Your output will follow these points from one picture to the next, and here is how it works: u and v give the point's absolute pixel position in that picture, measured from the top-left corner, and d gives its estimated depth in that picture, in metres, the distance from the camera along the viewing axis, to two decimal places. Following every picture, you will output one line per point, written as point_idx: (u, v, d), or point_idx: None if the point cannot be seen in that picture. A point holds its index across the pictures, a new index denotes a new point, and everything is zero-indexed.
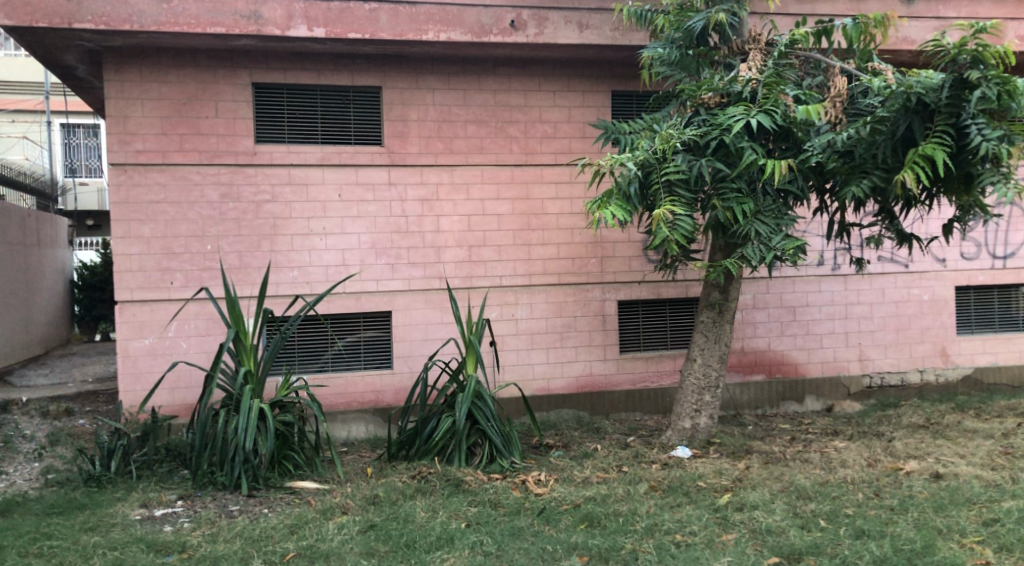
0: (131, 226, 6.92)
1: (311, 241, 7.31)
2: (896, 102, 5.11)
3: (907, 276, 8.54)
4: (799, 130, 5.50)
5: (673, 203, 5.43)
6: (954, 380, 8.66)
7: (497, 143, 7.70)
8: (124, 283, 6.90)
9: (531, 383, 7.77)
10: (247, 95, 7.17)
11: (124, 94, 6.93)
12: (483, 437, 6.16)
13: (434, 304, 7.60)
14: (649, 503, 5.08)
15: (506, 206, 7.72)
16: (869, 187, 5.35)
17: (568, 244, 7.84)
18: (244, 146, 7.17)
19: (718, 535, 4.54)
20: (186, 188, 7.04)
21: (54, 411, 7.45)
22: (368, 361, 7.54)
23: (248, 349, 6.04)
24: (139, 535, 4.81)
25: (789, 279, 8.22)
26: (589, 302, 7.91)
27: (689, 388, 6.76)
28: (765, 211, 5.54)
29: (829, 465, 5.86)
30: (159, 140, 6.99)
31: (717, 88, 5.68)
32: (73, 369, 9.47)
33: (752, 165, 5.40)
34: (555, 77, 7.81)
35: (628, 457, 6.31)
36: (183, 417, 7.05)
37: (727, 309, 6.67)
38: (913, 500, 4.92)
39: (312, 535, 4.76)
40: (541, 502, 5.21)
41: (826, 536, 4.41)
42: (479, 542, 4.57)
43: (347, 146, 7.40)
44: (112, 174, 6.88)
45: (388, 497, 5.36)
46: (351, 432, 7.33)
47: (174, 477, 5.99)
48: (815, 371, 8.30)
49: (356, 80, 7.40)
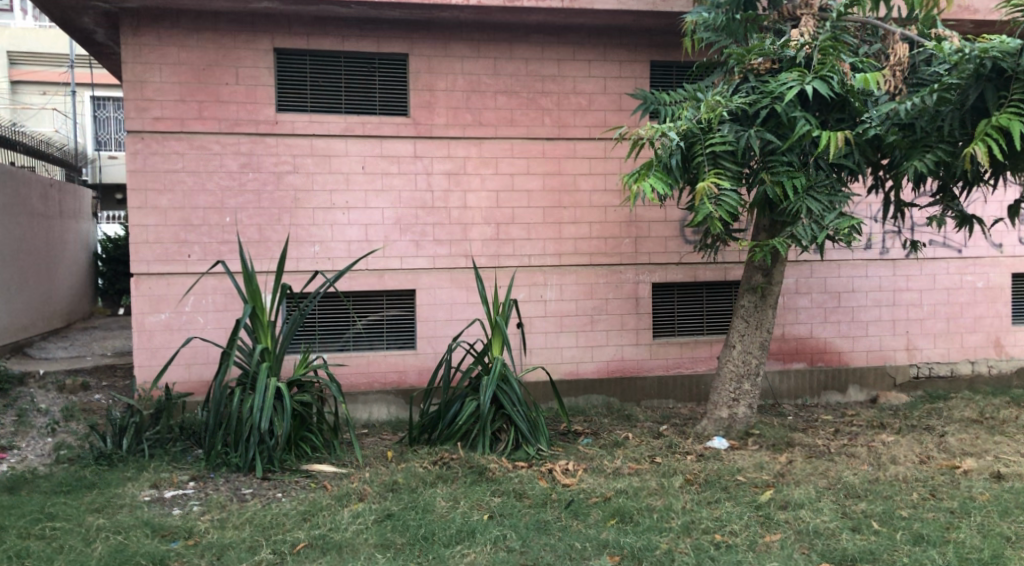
0: (148, 195, 6.69)
1: (332, 215, 7.02)
2: (967, 68, 4.68)
3: (960, 261, 8.05)
4: (856, 99, 5.07)
5: (718, 176, 5.06)
6: (1008, 373, 8.17)
7: (528, 116, 7.33)
8: (140, 255, 6.68)
9: (559, 367, 7.45)
10: (268, 61, 6.87)
11: (142, 59, 6.66)
12: (509, 423, 5.85)
13: (460, 283, 7.29)
14: (685, 498, 4.74)
15: (535, 182, 7.36)
16: (933, 162, 4.90)
17: (601, 222, 7.47)
18: (265, 114, 6.88)
19: (762, 536, 4.19)
20: (204, 157, 6.78)
21: (70, 385, 7.30)
22: (390, 340, 7.27)
23: (265, 325, 5.76)
24: (146, 518, 4.59)
25: (834, 263, 7.77)
26: (622, 285, 7.54)
27: (726, 375, 6.38)
28: (818, 187, 5.14)
29: (878, 461, 5.45)
30: (178, 107, 6.73)
31: (769, 53, 5.27)
32: (93, 343, 9.37)
33: (805, 137, 4.99)
34: (591, 45, 7.41)
35: (661, 447, 5.96)
36: (200, 395, 6.84)
37: (771, 294, 6.27)
38: (975, 503, 4.51)
39: (326, 523, 4.49)
40: (568, 493, 4.89)
41: (882, 541, 4.03)
42: (503, 537, 4.26)
43: (372, 117, 7.07)
44: (129, 142, 6.64)
45: (407, 485, 5.08)
46: (372, 413, 7.07)
47: (187, 457, 5.77)
48: (859, 360, 7.86)
49: (382, 47, 7.06)
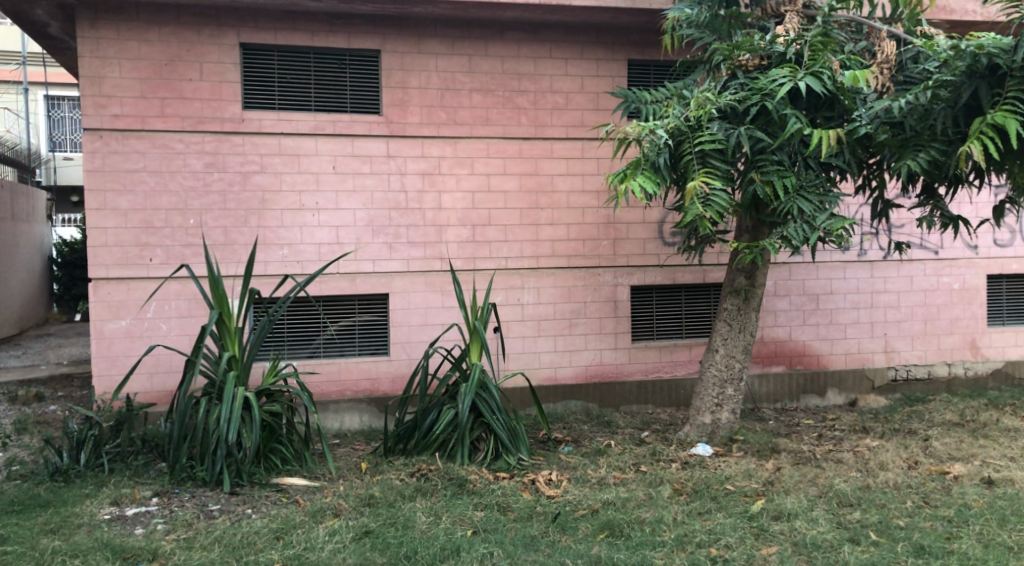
0: (107, 196, 6.35)
1: (302, 216, 6.75)
2: (961, 64, 4.70)
3: (937, 263, 8.05)
4: (846, 97, 5.00)
5: (707, 175, 4.95)
6: (984, 374, 8.18)
7: (504, 115, 7.13)
8: (98, 259, 6.34)
9: (537, 372, 7.25)
10: (234, 56, 6.58)
11: (99, 53, 6.33)
12: (488, 431, 5.64)
13: (435, 287, 7.06)
14: (675, 509, 4.58)
15: (512, 182, 7.17)
16: (926, 161, 4.90)
17: (579, 224, 7.31)
18: (230, 112, 6.58)
19: (758, 549, 4.05)
20: (167, 156, 6.47)
21: (23, 397, 6.96)
22: (362, 347, 7.01)
23: (233, 331, 5.48)
24: (106, 539, 4.28)
25: (812, 265, 7.71)
26: (600, 287, 7.38)
27: (709, 380, 6.24)
28: (808, 187, 5.06)
29: (867, 467, 5.36)
30: (138, 104, 6.41)
31: (758, 49, 5.19)
32: (48, 351, 8.98)
33: (795, 136, 4.90)
34: (568, 43, 7.24)
35: (645, 454, 5.80)
36: (162, 406, 6.52)
37: (754, 296, 6.16)
38: (972, 511, 4.43)
39: (300, 542, 4.24)
40: (554, 506, 4.70)
41: (883, 554, 3.92)
42: (489, 555, 4.05)
43: (342, 115, 6.81)
44: (86, 140, 6.30)
45: (385, 498, 4.84)
46: (344, 423, 6.80)
47: (150, 471, 5.46)
48: (838, 363, 7.81)
49: (353, 42, 6.81)
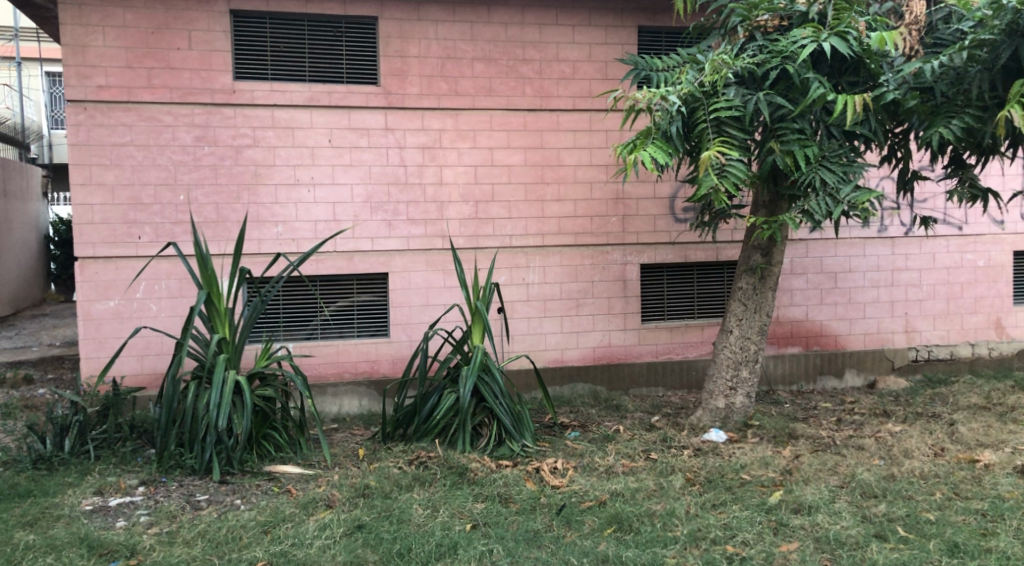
0: (92, 171, 6.06)
1: (297, 192, 6.45)
2: (1001, 22, 4.36)
3: (960, 239, 7.69)
4: (873, 60, 4.66)
5: (723, 145, 4.62)
6: (1009, 355, 7.84)
7: (507, 85, 6.78)
8: (85, 237, 6.07)
9: (543, 354, 6.97)
10: (224, 24, 6.26)
11: (82, 20, 6.01)
12: (491, 417, 5.36)
13: (436, 266, 6.77)
14: (687, 501, 4.31)
15: (517, 156, 6.85)
16: (960, 129, 4.59)
17: (586, 200, 6.99)
18: (221, 82, 6.27)
19: (777, 545, 3.78)
20: (155, 129, 6.17)
21: (12, 379, 6.75)
22: (360, 329, 6.74)
23: (223, 314, 5.19)
24: (83, 533, 4.04)
25: (831, 242, 7.37)
26: (609, 266, 7.07)
27: (723, 362, 5.94)
28: (831, 157, 4.73)
29: (892, 455, 5.05)
30: (124, 74, 6.10)
31: (778, 9, 4.85)
32: (41, 332, 8.79)
33: (818, 102, 4.57)
34: (574, 9, 6.87)
35: (656, 441, 5.51)
36: (153, 389, 6.28)
37: (770, 275, 5.83)
38: (1006, 504, 4.15)
39: (288, 537, 3.99)
40: (559, 497, 4.43)
41: (914, 553, 3.63)
42: (488, 553, 3.78)
43: (338, 86, 6.48)
44: (69, 112, 6.00)
45: (380, 489, 4.58)
46: (342, 406, 6.54)
47: (137, 459, 5.22)
48: (856, 343, 7.48)
49: (348, 9, 6.47)
